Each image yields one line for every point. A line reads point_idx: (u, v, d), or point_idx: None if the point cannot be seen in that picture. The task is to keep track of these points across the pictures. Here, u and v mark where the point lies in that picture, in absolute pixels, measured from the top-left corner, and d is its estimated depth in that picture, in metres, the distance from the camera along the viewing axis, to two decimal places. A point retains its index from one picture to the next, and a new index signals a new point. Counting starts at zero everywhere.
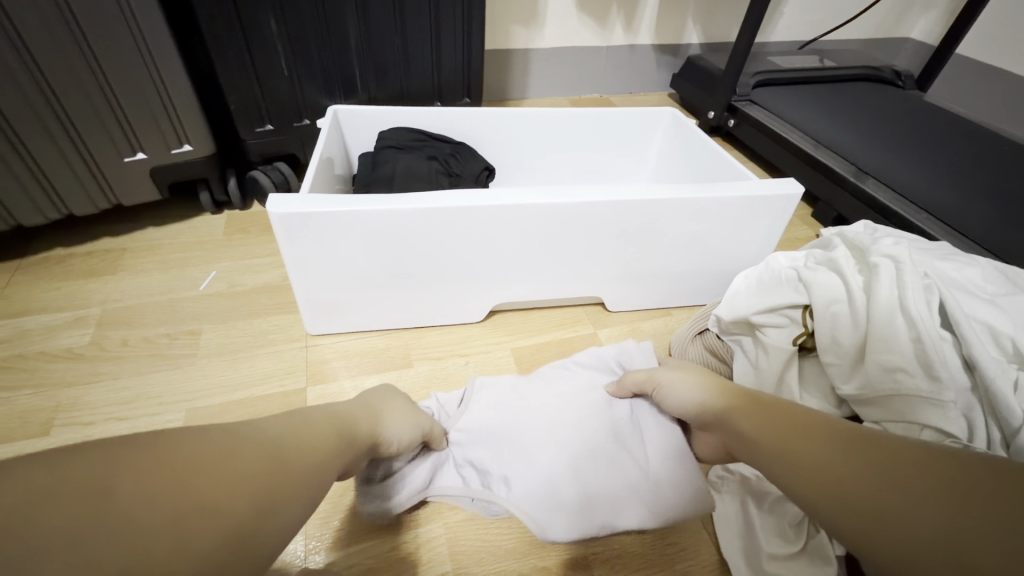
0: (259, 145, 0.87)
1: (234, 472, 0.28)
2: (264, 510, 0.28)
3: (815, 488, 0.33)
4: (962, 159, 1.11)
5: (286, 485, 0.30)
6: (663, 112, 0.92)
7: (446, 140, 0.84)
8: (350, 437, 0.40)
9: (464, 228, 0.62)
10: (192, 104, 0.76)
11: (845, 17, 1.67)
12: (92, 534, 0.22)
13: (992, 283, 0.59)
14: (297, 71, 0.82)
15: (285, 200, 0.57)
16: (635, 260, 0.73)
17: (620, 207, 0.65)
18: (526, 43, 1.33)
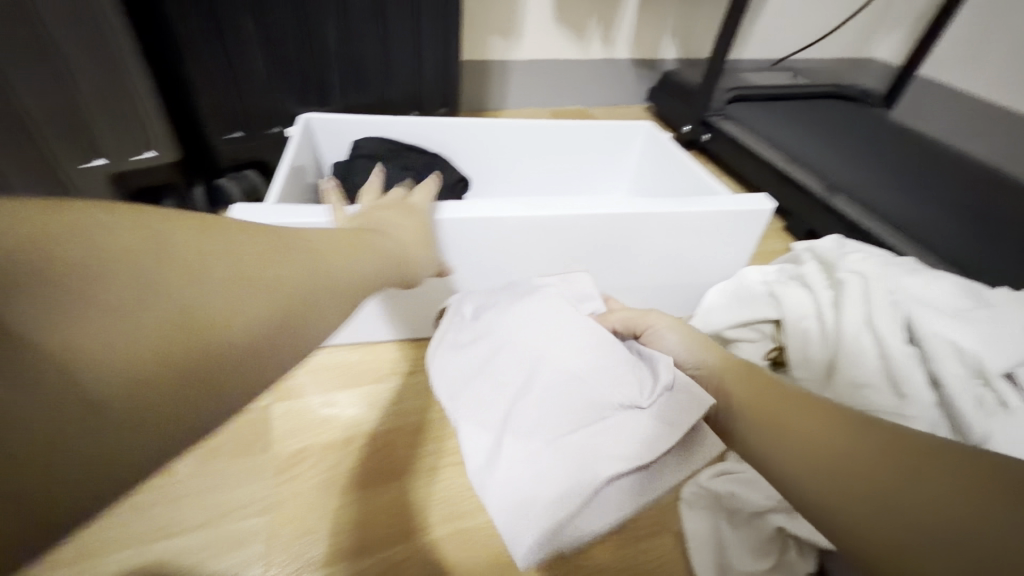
0: (229, 152, 0.85)
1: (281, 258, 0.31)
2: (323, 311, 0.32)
3: (819, 479, 0.33)
4: (926, 176, 1.14)
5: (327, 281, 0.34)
6: (639, 126, 0.92)
7: (422, 150, 0.83)
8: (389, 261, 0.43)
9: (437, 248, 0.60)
10: (157, 107, 0.74)
11: (814, 37, 1.73)
12: (174, 322, 0.24)
13: (961, 298, 0.59)
14: (270, 76, 0.81)
15: (249, 212, 0.55)
16: (612, 273, 0.72)
17: (598, 221, 0.64)
18: (506, 55, 1.33)
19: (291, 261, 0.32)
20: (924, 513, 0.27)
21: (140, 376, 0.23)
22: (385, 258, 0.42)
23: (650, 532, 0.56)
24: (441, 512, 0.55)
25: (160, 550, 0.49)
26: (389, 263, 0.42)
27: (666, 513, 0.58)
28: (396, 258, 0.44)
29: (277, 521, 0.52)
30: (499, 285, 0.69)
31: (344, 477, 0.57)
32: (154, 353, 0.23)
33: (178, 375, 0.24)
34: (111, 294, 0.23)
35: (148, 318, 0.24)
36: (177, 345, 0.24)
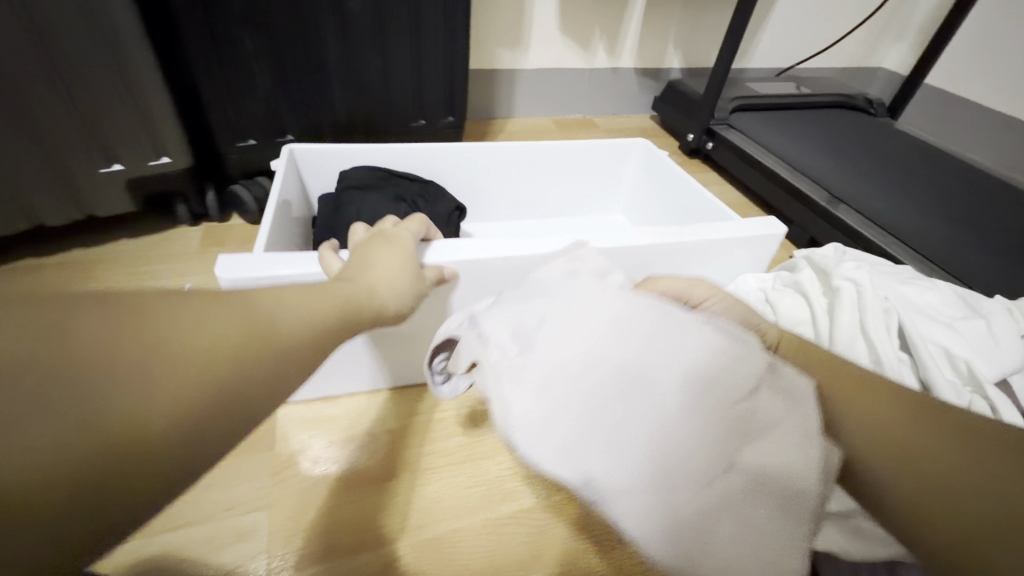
0: (239, 160, 0.88)
1: (233, 328, 0.26)
2: (274, 376, 0.27)
3: (880, 450, 0.34)
4: (929, 185, 1.15)
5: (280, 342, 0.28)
6: (634, 142, 0.94)
7: (412, 177, 0.83)
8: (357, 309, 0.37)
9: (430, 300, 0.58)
10: (170, 117, 0.76)
11: (819, 46, 1.73)
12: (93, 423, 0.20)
13: (951, 307, 0.60)
14: (278, 86, 0.83)
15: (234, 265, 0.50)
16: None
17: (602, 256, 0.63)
18: (511, 65, 1.35)
19: (234, 324, 0.26)
20: (994, 486, 0.30)
21: (62, 483, 0.19)
22: (354, 298, 0.37)
23: None
24: (435, 512, 0.56)
25: (160, 544, 0.51)
26: (360, 305, 0.37)
27: None
28: (368, 293, 0.39)
29: (275, 518, 0.54)
30: None
31: (341, 479, 0.58)
32: (77, 448, 0.19)
33: (101, 472, 0.20)
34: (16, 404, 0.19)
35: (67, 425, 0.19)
36: (106, 447, 0.20)
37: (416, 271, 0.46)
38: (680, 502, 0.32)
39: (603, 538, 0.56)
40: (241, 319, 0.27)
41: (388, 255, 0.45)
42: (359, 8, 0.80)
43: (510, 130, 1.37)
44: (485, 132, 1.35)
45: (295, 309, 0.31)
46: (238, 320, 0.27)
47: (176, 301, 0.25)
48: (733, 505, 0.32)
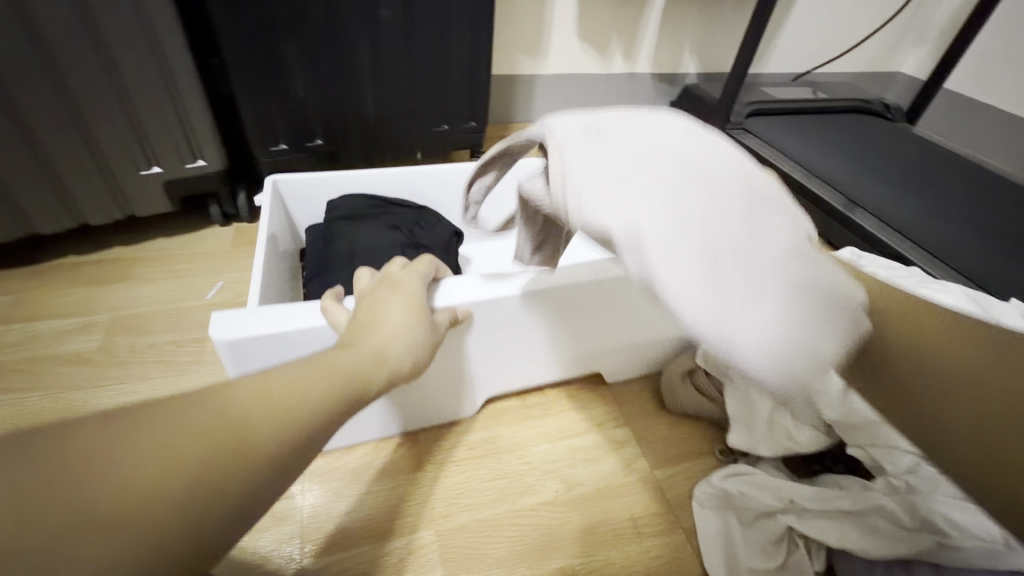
0: (272, 163, 0.91)
1: (192, 459, 0.22)
2: (251, 500, 0.23)
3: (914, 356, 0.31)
4: (947, 189, 1.15)
5: (256, 456, 0.24)
6: None
7: (408, 205, 0.82)
8: (359, 379, 0.32)
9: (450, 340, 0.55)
10: (206, 121, 0.80)
11: (836, 51, 1.74)
12: None
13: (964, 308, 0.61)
14: (310, 93, 0.86)
15: (233, 323, 0.49)
16: (637, 338, 0.67)
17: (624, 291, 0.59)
18: (531, 71, 1.38)
19: (192, 448, 0.22)
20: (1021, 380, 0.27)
21: None
22: (358, 366, 0.33)
23: (657, 530, 0.58)
24: (460, 502, 0.58)
25: None
26: (367, 372, 0.33)
27: (673, 511, 0.60)
28: (374, 355, 0.35)
29: (309, 505, 0.57)
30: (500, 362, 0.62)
31: (370, 470, 0.60)
32: None
33: None
34: None
35: None
36: None
37: (427, 324, 0.42)
38: (728, 271, 0.32)
39: (622, 531, 0.58)
40: (207, 427, 0.23)
41: (397, 302, 0.42)
42: (389, 17, 0.83)
43: None
44: (504, 136, 1.37)
45: (276, 389, 0.27)
46: (201, 428, 0.23)
47: (112, 437, 0.21)
48: (801, 283, 0.31)
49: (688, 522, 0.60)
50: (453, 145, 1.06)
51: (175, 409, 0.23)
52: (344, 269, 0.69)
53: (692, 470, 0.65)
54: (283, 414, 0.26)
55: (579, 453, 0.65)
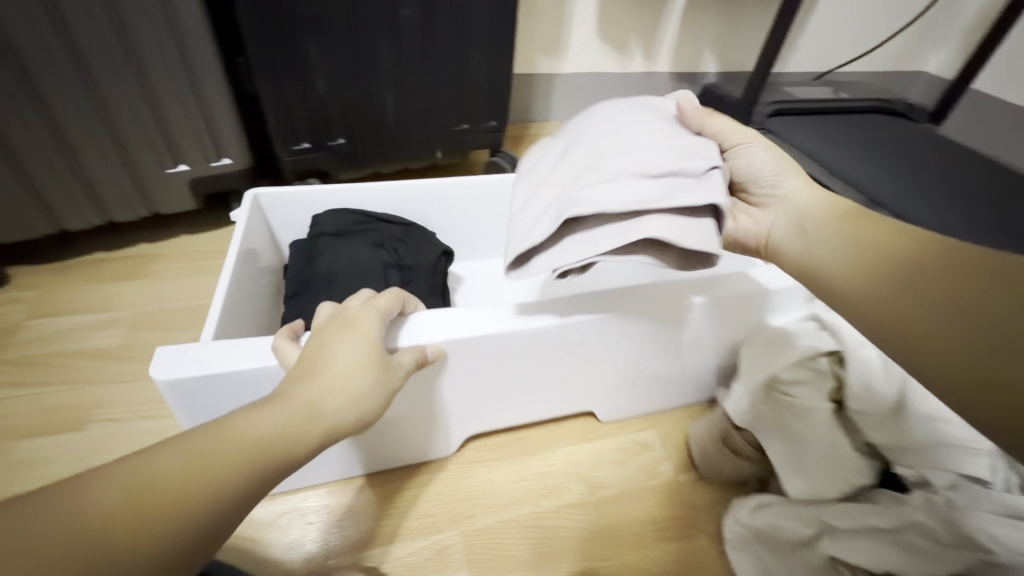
0: (294, 162, 0.91)
1: (108, 525, 0.25)
2: (176, 550, 0.26)
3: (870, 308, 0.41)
4: (973, 190, 1.13)
5: (180, 510, 0.27)
6: None
7: (397, 221, 0.76)
8: (301, 428, 0.33)
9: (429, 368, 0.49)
10: (232, 121, 0.80)
11: (859, 51, 1.71)
12: None
13: None
14: (333, 92, 0.86)
15: (172, 363, 0.45)
16: (650, 368, 0.60)
17: (631, 321, 0.53)
18: (550, 70, 1.37)
19: (104, 516, 0.25)
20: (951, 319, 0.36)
21: None
22: (276, 434, 0.31)
23: (681, 535, 0.58)
24: (483, 503, 0.58)
25: None
26: (286, 438, 0.32)
27: (697, 516, 0.60)
28: (301, 412, 0.33)
29: (332, 505, 0.57)
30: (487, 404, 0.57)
31: (392, 470, 0.60)
32: None
33: None
34: None
35: None
36: None
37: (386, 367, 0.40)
38: (543, 203, 0.50)
39: (645, 536, 0.57)
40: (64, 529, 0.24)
41: (352, 342, 0.39)
42: (410, 16, 0.83)
43: (547, 134, 1.39)
44: (522, 136, 1.37)
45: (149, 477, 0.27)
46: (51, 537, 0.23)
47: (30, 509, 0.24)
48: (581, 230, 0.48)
49: (712, 526, 0.59)
50: (473, 144, 1.05)
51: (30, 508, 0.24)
52: (323, 294, 0.65)
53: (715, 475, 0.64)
54: (209, 467, 0.28)
55: (602, 456, 0.64)
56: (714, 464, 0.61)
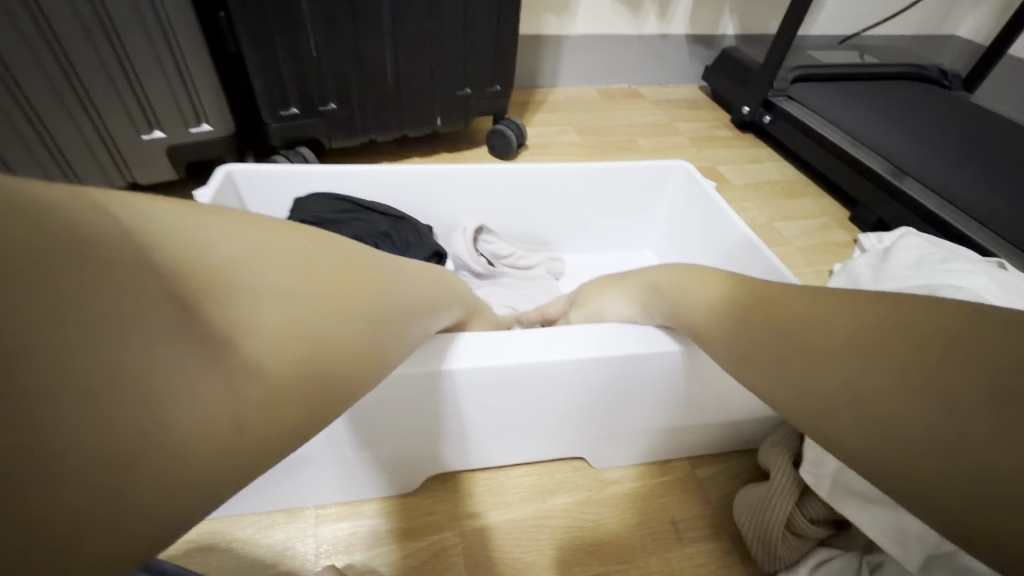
0: (283, 129, 0.84)
1: (379, 286, 0.33)
2: (399, 341, 0.34)
3: (783, 386, 0.34)
4: (1013, 161, 1.05)
5: (407, 301, 0.36)
6: (673, 165, 0.79)
7: (385, 211, 0.69)
8: (449, 290, 0.45)
9: (401, 390, 0.43)
10: (211, 82, 0.74)
11: (888, 12, 1.60)
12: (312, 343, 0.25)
13: (1004, 291, 0.58)
14: (325, 51, 0.79)
15: None
16: (648, 408, 0.52)
17: (592, 369, 0.46)
18: (558, 32, 1.28)
19: (379, 280, 0.33)
20: (881, 398, 0.28)
21: (291, 362, 0.24)
22: (439, 288, 0.43)
23: (701, 535, 0.54)
24: (486, 501, 0.54)
25: (207, 524, 0.51)
26: (439, 289, 0.42)
27: (717, 515, 0.55)
28: (371, 306, 0.31)
29: (323, 504, 0.53)
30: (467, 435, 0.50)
31: None
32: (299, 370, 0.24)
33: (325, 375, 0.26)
34: (286, 309, 0.25)
35: (299, 325, 0.25)
36: (311, 362, 0.25)
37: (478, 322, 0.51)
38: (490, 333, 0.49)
39: (661, 536, 0.53)
40: (180, 352, 0.19)
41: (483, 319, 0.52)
42: None
43: (554, 101, 1.31)
44: (528, 102, 1.29)
45: (273, 297, 0.24)
46: (168, 360, 0.19)
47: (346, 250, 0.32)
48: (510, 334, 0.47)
49: (733, 526, 0.55)
50: (476, 111, 0.99)
51: (111, 258, 0.19)
52: None
53: (735, 469, 0.59)
54: (408, 283, 0.37)
55: None
56: (770, 542, 0.49)
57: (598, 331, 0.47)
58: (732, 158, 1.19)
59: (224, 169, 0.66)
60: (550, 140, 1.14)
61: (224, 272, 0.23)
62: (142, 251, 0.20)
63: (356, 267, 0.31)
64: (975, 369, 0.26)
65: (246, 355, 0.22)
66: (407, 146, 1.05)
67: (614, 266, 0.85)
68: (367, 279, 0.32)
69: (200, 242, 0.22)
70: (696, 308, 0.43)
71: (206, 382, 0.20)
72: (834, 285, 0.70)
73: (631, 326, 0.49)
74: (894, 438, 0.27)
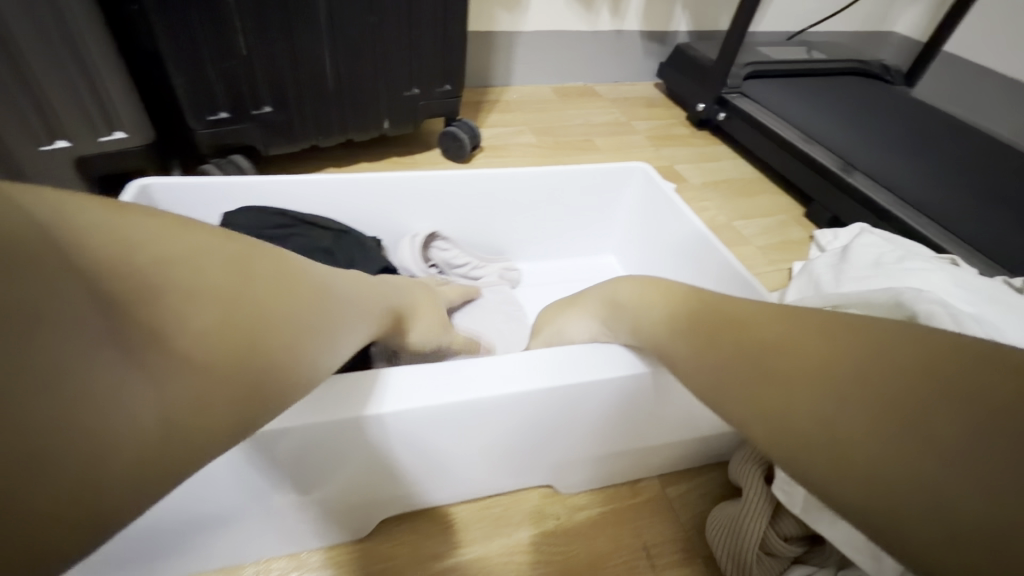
0: (212, 136, 0.77)
1: (317, 294, 0.35)
2: (339, 343, 0.37)
3: (757, 413, 0.31)
4: (953, 155, 1.08)
5: (342, 307, 0.38)
6: (632, 167, 0.77)
7: (329, 225, 0.64)
8: (382, 295, 0.46)
9: (332, 437, 0.39)
10: (124, 85, 0.66)
11: (833, 9, 1.64)
12: (242, 341, 0.28)
13: (959, 289, 0.58)
14: (255, 49, 0.72)
15: None
16: (610, 434, 0.49)
17: (552, 399, 0.43)
18: (510, 28, 1.24)
19: (315, 287, 0.36)
20: (858, 429, 0.26)
21: (220, 355, 0.27)
22: (375, 294, 0.46)
23: (674, 559, 0.51)
24: (447, 540, 0.51)
25: None
26: (378, 299, 0.45)
27: (689, 537, 0.53)
28: (308, 308, 0.34)
29: (264, 559, 0.48)
30: (418, 474, 0.46)
31: None
32: (228, 360, 0.27)
33: (256, 368, 0.29)
34: (221, 307, 0.28)
35: (232, 322, 0.28)
36: (240, 355, 0.28)
37: (422, 317, 0.54)
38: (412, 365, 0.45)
39: (634, 564, 0.51)
40: (109, 355, 0.23)
41: (423, 317, 0.53)
42: None
43: (509, 100, 1.27)
44: (482, 102, 1.24)
45: (207, 293, 0.27)
46: (96, 360, 0.22)
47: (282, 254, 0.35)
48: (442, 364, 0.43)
49: (706, 548, 0.53)
50: (426, 112, 0.93)
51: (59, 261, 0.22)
52: None
53: (707, 485, 0.57)
54: (344, 288, 0.40)
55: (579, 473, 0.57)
56: (744, 565, 0.47)
57: (557, 355, 0.44)
58: (690, 156, 1.19)
59: (138, 183, 0.58)
60: (506, 140, 1.10)
61: (154, 276, 0.26)
62: (80, 258, 0.23)
63: (293, 273, 0.34)
64: (959, 406, 0.24)
65: (179, 348, 0.25)
66: (355, 150, 0.99)
67: (575, 273, 0.82)
68: (303, 286, 0.34)
69: (132, 238, 0.26)
70: (657, 327, 0.40)
71: (128, 380, 0.23)
72: (795, 287, 0.69)
73: (592, 346, 0.46)
74: (871, 477, 0.25)
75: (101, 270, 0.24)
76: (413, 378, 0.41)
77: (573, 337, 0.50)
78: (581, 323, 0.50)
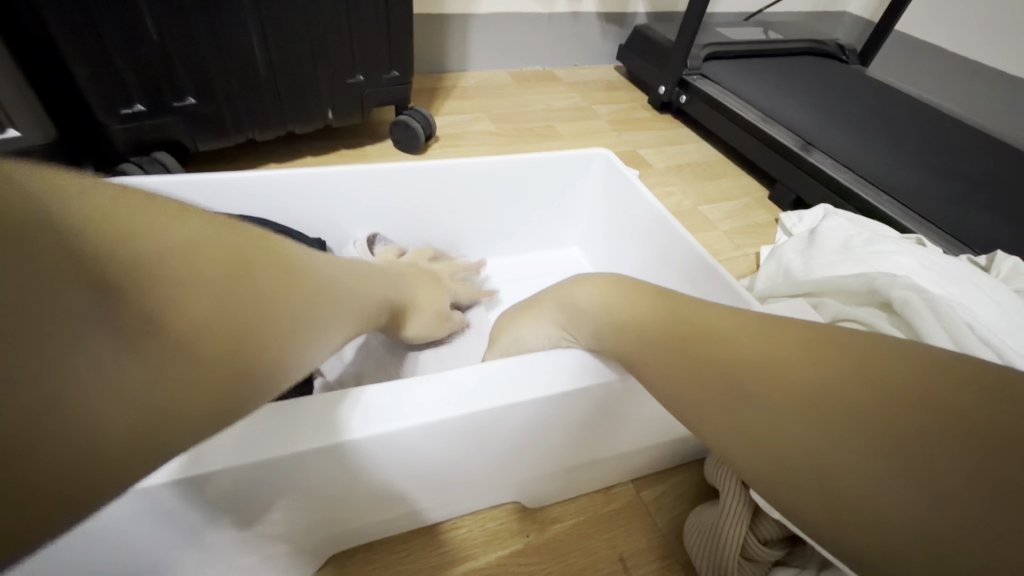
0: (128, 132, 0.69)
1: (314, 287, 0.29)
2: (330, 342, 0.31)
3: (736, 431, 0.27)
4: (908, 132, 1.09)
5: (339, 301, 0.32)
6: (591, 154, 0.73)
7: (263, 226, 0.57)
8: (384, 292, 0.42)
9: (281, 475, 0.34)
10: (12, 76, 0.57)
11: None
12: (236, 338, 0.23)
13: (929, 271, 0.57)
14: (170, 33, 0.64)
15: None
16: (578, 444, 0.45)
17: (518, 414, 0.39)
18: (462, 10, 1.18)
19: (312, 275, 0.30)
20: (848, 454, 0.23)
21: (213, 353, 0.22)
22: (377, 286, 0.40)
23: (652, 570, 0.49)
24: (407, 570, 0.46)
25: None
26: (377, 293, 0.40)
27: (667, 544, 0.50)
28: (305, 299, 0.28)
29: None
30: (369, 504, 0.41)
31: None
32: (219, 357, 0.22)
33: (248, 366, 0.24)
34: (217, 294, 0.23)
35: (228, 317, 0.23)
36: (233, 354, 0.23)
37: (416, 318, 0.51)
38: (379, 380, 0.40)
39: None
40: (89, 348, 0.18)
41: (421, 309, 0.52)
42: None
43: (466, 86, 1.21)
44: (437, 89, 1.18)
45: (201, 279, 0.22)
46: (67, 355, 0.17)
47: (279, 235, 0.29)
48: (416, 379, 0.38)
49: (684, 554, 0.50)
50: (373, 101, 0.87)
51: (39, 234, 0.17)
52: None
53: (682, 486, 0.55)
54: (342, 278, 0.34)
55: None
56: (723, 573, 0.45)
57: (517, 364, 0.40)
58: (652, 141, 1.16)
59: None
60: (464, 129, 1.05)
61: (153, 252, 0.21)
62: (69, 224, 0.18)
63: (292, 258, 0.29)
64: (961, 441, 0.21)
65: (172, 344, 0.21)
66: (298, 144, 0.92)
67: (539, 267, 0.79)
68: (300, 274, 0.28)
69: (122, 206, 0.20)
70: (623, 332, 0.36)
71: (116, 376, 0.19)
72: (764, 273, 0.66)
73: (552, 352, 0.41)
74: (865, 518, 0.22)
75: (96, 237, 0.19)
76: (380, 403, 0.36)
77: (534, 343, 0.46)
78: (540, 327, 0.45)
